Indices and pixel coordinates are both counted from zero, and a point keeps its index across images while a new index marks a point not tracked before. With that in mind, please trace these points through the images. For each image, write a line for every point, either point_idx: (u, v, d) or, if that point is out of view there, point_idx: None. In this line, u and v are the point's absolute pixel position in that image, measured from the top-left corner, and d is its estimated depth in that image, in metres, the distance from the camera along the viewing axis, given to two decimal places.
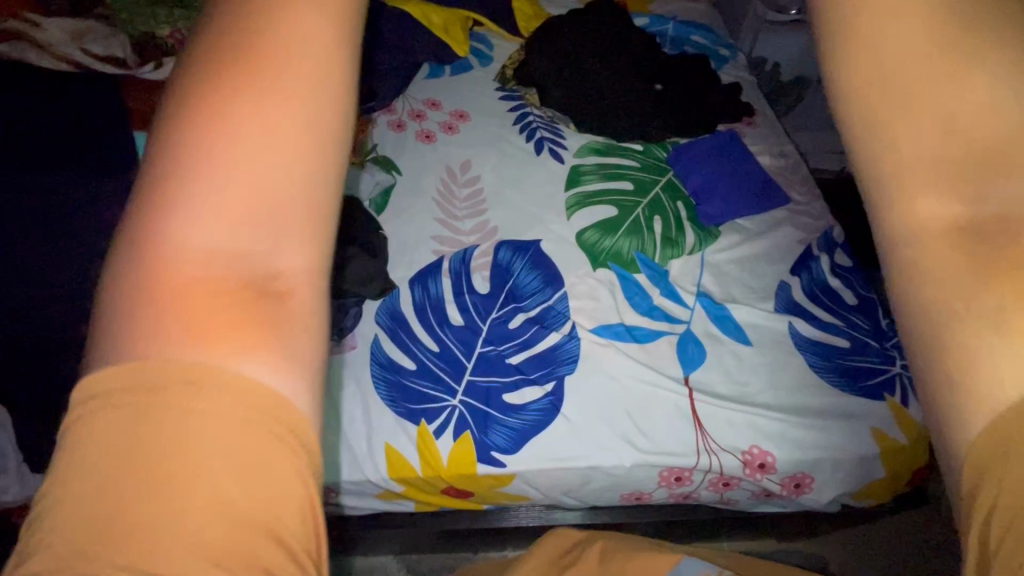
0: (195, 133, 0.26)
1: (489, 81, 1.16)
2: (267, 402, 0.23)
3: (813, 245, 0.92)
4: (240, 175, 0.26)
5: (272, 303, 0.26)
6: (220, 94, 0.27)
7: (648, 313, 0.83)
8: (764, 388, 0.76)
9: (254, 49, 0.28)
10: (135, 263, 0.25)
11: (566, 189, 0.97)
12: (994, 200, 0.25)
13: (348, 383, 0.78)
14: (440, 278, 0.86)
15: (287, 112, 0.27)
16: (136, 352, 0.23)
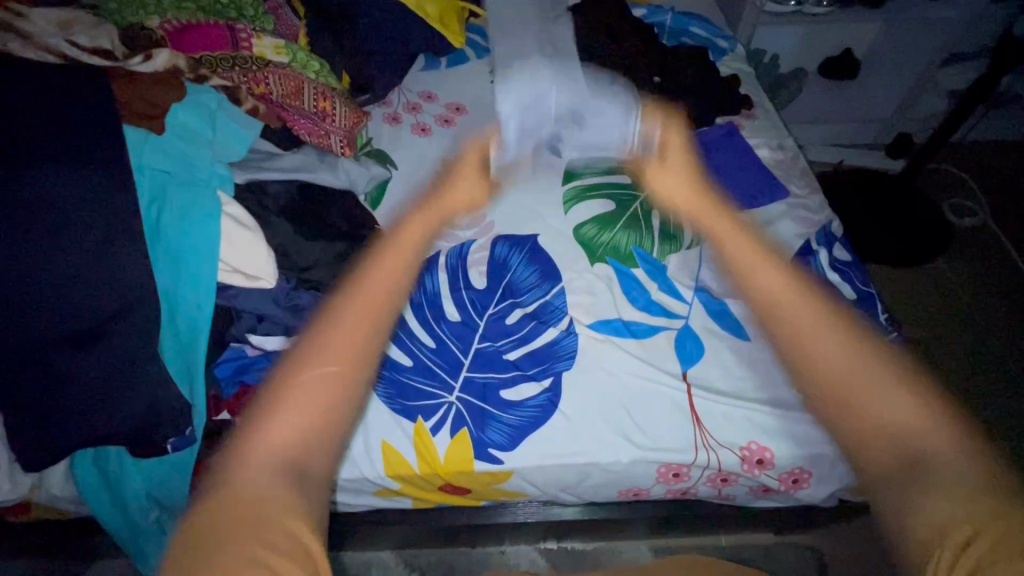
0: (306, 340, 0.45)
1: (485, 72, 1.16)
2: (295, 516, 0.39)
3: (812, 239, 0.91)
4: (318, 373, 0.43)
5: (313, 478, 0.42)
6: (323, 322, 0.45)
7: (646, 308, 0.83)
8: (762, 383, 0.76)
9: (352, 291, 0.47)
10: (251, 423, 0.42)
11: (564, 181, 0.96)
12: (910, 431, 0.49)
13: None
14: (436, 273, 0.85)
15: (346, 353, 0.44)
16: (236, 477, 0.40)
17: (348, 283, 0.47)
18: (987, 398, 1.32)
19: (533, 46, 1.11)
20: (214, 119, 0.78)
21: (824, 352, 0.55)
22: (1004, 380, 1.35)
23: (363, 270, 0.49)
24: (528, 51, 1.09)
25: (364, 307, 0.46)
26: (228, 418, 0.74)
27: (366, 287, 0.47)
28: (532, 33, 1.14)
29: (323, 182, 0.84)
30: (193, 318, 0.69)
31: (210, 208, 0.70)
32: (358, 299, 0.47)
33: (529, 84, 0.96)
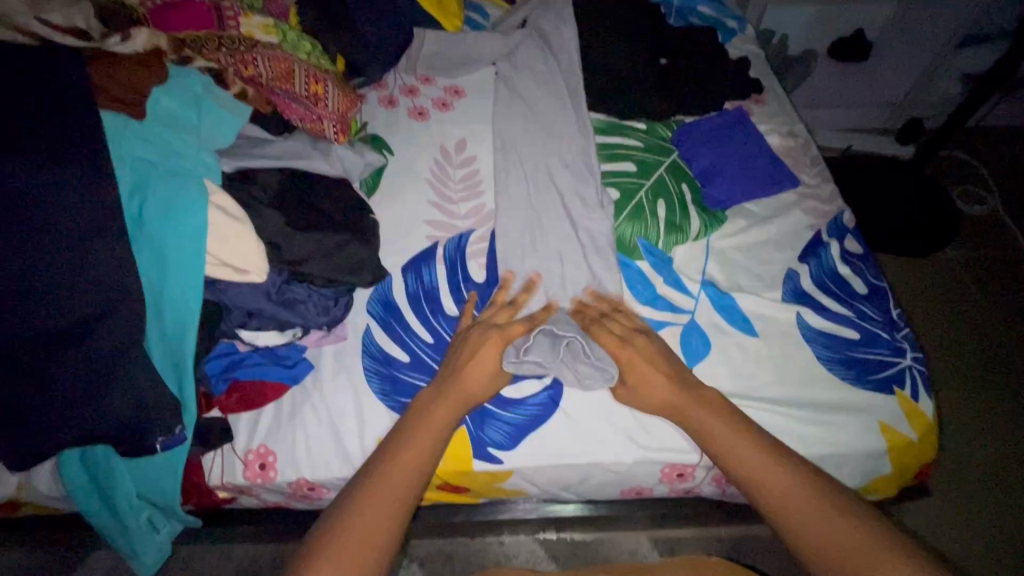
0: (345, 508, 0.56)
1: (491, 41, 1.07)
2: None
3: (822, 231, 0.88)
4: (348, 541, 0.53)
5: None
6: (362, 493, 0.56)
7: (650, 303, 0.80)
8: (770, 381, 0.74)
9: (385, 465, 0.59)
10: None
11: (572, 165, 0.90)
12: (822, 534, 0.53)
13: (339, 375, 0.75)
14: (434, 266, 0.83)
15: (377, 532, 0.54)
16: None
17: (387, 460, 0.60)
18: (1003, 387, 1.28)
19: (536, 54, 1.04)
20: (199, 102, 0.74)
21: (800, 514, 0.54)
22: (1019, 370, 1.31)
23: (387, 460, 0.59)
24: (532, 63, 1.03)
25: (394, 475, 0.58)
26: (219, 414, 0.73)
27: (392, 472, 0.58)
28: (535, 39, 1.06)
29: (316, 169, 0.80)
30: (181, 313, 0.67)
31: (196, 198, 0.66)
32: (389, 471, 0.58)
33: (530, 109, 0.97)
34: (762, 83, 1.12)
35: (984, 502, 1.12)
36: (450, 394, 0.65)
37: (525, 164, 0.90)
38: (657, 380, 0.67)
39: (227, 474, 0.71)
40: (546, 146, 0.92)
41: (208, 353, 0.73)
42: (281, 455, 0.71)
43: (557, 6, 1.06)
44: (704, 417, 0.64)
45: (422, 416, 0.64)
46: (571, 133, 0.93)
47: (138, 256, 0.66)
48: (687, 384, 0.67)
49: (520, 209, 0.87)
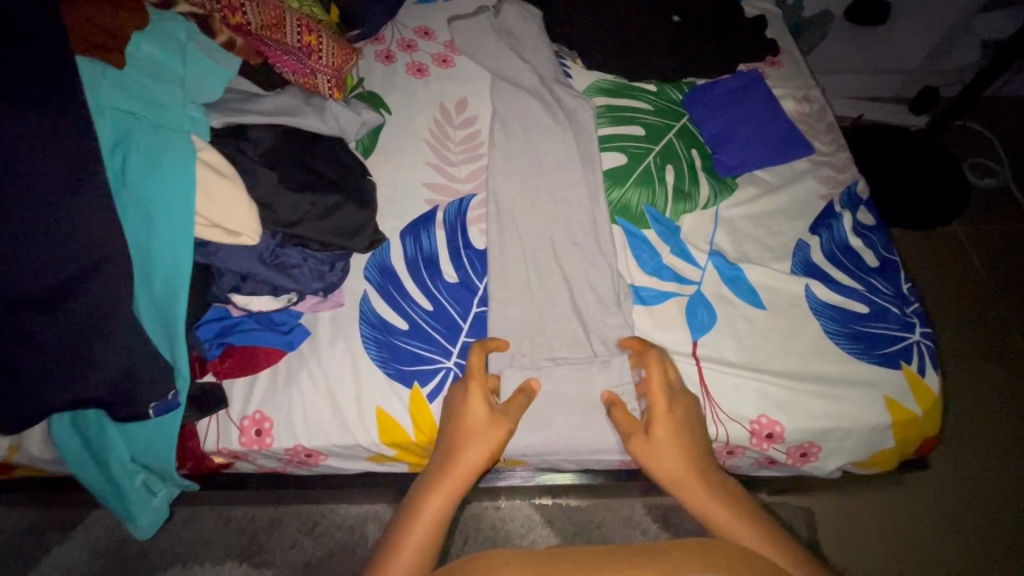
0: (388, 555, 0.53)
1: (490, 30, 0.98)
2: None
3: (835, 202, 0.86)
4: None
5: None
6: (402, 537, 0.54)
7: (655, 273, 0.78)
8: (776, 354, 0.72)
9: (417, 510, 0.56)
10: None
11: (577, 221, 0.80)
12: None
13: (336, 342, 0.73)
14: (433, 230, 0.81)
15: None
16: None
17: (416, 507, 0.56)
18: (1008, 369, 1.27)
19: (538, 88, 0.92)
20: (183, 52, 0.70)
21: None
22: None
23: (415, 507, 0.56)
24: (534, 105, 0.90)
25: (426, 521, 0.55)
26: (214, 379, 0.71)
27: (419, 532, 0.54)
28: (540, 73, 0.95)
29: (310, 127, 0.76)
30: (171, 276, 0.64)
31: (183, 154, 0.63)
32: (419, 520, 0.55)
33: (530, 157, 0.85)
34: (778, 44, 1.07)
35: (984, 480, 1.13)
36: (450, 476, 0.57)
37: (527, 247, 0.79)
38: (674, 460, 0.59)
39: (222, 440, 0.70)
40: (553, 218, 0.81)
41: (199, 318, 0.71)
42: (277, 421, 0.70)
43: (536, 41, 0.98)
44: (721, 512, 0.55)
45: (419, 504, 0.56)
46: (579, 200, 0.82)
47: (122, 214, 0.63)
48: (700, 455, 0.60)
49: (524, 243, 0.79)
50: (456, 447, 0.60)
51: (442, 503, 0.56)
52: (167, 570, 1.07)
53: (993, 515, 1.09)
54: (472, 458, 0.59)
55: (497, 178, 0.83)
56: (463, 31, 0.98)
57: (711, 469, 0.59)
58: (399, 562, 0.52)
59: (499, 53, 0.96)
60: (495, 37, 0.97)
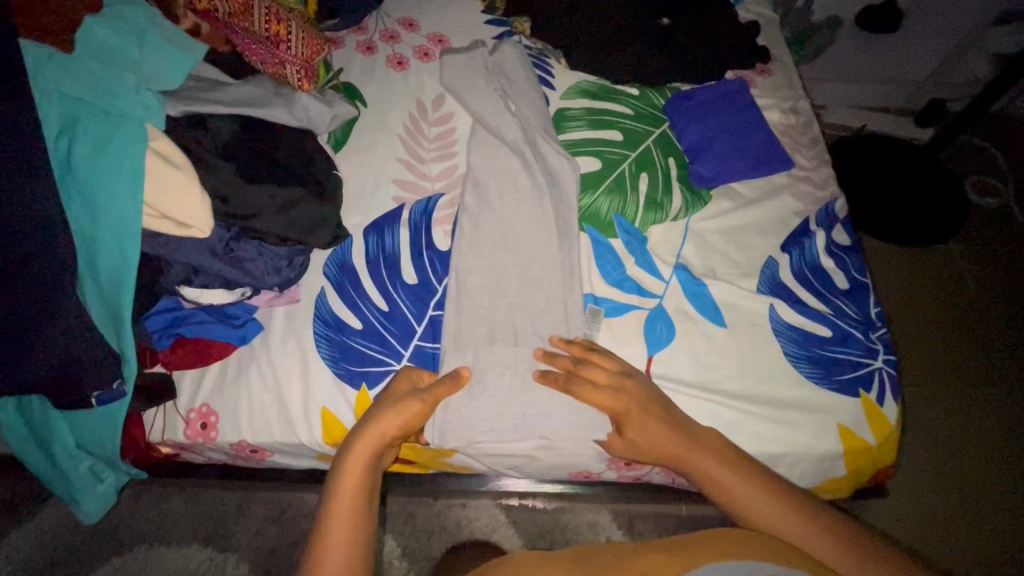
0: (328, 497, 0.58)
1: (479, 58, 0.94)
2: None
3: (810, 220, 0.83)
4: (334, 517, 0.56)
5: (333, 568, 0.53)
6: (334, 482, 0.59)
7: (617, 284, 0.77)
8: (732, 374, 0.71)
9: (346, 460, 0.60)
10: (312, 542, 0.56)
11: (548, 300, 0.74)
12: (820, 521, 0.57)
13: (288, 338, 0.72)
14: (397, 229, 0.81)
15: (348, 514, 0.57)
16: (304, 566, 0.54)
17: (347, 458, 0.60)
18: (996, 386, 1.27)
19: (519, 144, 0.84)
20: (140, 38, 0.68)
21: (786, 525, 0.56)
22: (1017, 369, 1.30)
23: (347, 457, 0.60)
24: (514, 164, 0.82)
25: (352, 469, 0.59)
26: (164, 370, 0.71)
27: (348, 479, 0.59)
28: (526, 122, 0.87)
29: (275, 118, 0.75)
30: (116, 264, 0.63)
31: (133, 142, 0.62)
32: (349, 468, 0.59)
33: (503, 228, 0.78)
34: (769, 52, 1.05)
35: (970, 499, 1.14)
36: (352, 474, 0.59)
37: (493, 326, 0.73)
38: (659, 433, 0.63)
39: (168, 432, 0.70)
40: (522, 300, 0.74)
41: (149, 308, 0.70)
42: (223, 416, 0.70)
43: (531, 88, 0.92)
44: (739, 486, 0.59)
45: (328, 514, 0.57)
46: (553, 286, 0.74)
47: (67, 201, 0.62)
48: (677, 431, 0.63)
49: (491, 320, 0.73)
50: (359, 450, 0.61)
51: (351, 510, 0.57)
52: (133, 549, 1.08)
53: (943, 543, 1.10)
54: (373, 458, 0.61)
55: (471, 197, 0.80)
56: (455, 65, 0.94)
57: (689, 425, 0.64)
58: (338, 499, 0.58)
59: (485, 94, 0.89)
60: (485, 76, 0.92)
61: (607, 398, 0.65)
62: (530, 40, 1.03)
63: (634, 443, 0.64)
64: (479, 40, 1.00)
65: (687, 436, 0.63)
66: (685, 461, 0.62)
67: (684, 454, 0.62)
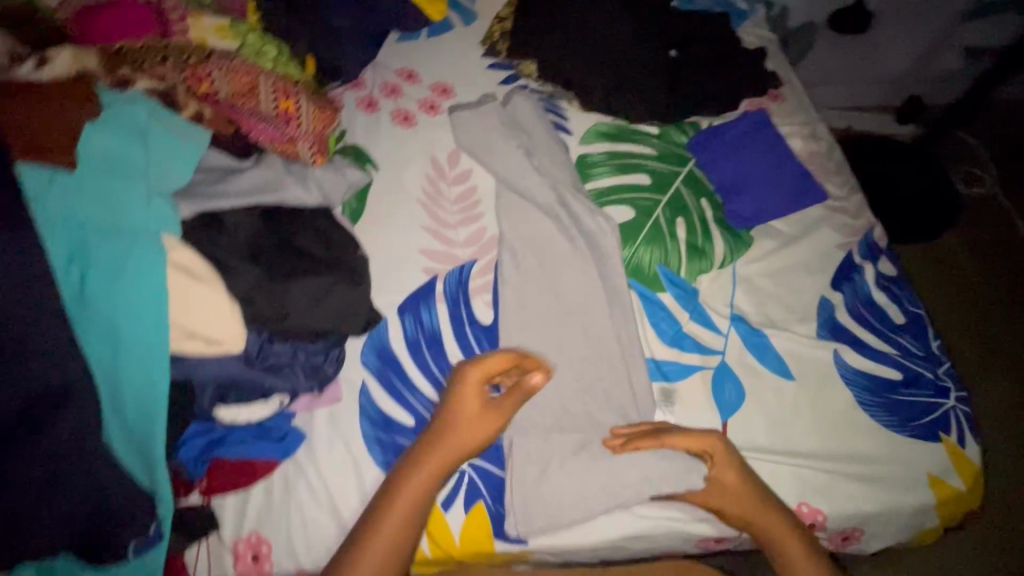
0: (408, 465, 0.62)
1: (494, 112, 0.89)
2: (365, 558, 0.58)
3: (854, 252, 0.82)
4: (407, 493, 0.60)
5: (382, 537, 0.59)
6: (418, 454, 0.62)
7: (676, 343, 0.73)
8: (809, 433, 0.68)
9: (437, 432, 0.63)
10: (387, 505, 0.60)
11: (611, 373, 0.70)
12: None
13: (335, 445, 0.66)
14: (434, 306, 0.75)
15: (417, 495, 0.60)
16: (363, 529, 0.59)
17: (438, 429, 0.63)
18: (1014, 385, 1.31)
19: (553, 207, 0.81)
20: (144, 137, 0.62)
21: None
22: None
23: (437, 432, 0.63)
24: (551, 230, 0.79)
25: (436, 447, 0.62)
26: (200, 499, 0.64)
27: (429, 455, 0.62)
28: (554, 181, 0.84)
29: (293, 201, 0.68)
30: (143, 398, 0.56)
31: (152, 263, 0.57)
32: (435, 442, 0.62)
33: (549, 298, 0.75)
34: (779, 76, 1.04)
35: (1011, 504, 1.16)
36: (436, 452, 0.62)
37: (558, 411, 0.68)
38: (743, 497, 0.63)
39: (214, 567, 0.63)
40: (585, 380, 0.70)
41: (179, 436, 0.63)
42: (276, 544, 0.63)
43: (547, 137, 0.89)
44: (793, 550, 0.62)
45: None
46: (613, 358, 0.71)
47: (82, 335, 0.56)
48: (772, 508, 0.63)
49: (556, 403, 0.68)
50: (381, 517, 0.59)
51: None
52: None
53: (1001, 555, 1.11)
54: (400, 516, 0.59)
55: (511, 270, 0.76)
56: (464, 122, 0.89)
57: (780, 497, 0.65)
58: (422, 468, 0.61)
59: (508, 154, 0.86)
60: (503, 132, 0.88)
61: (699, 441, 0.64)
62: (538, 83, 0.99)
63: (723, 487, 0.64)
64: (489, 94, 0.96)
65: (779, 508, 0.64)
66: (759, 525, 0.63)
67: (759, 517, 0.63)
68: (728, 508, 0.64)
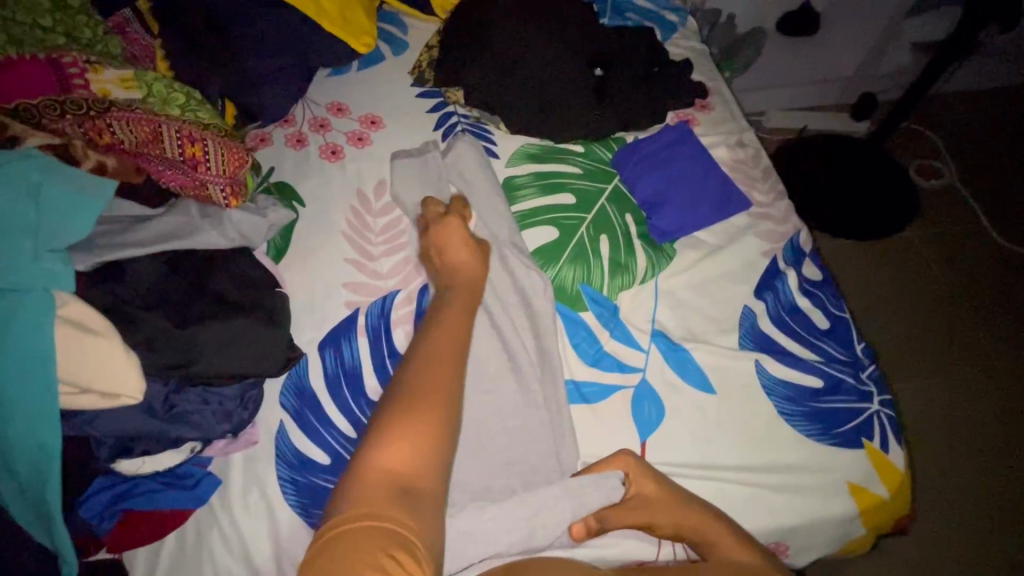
0: (443, 317, 0.63)
1: (437, 164, 0.88)
2: (432, 403, 0.52)
3: (779, 258, 0.82)
4: (447, 335, 0.60)
5: (437, 377, 0.54)
6: (456, 308, 0.65)
7: (596, 364, 0.73)
8: (729, 448, 0.68)
9: (460, 290, 0.68)
10: (427, 348, 0.57)
11: (536, 400, 0.68)
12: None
13: (250, 489, 0.65)
14: (355, 339, 0.75)
15: (457, 338, 0.60)
16: (413, 375, 0.54)
17: (460, 290, 0.68)
18: (989, 373, 1.31)
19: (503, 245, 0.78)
20: (37, 194, 0.62)
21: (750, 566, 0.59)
22: (997, 351, 1.35)
23: (452, 294, 0.67)
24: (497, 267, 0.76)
25: (464, 303, 0.66)
26: (110, 553, 0.64)
27: (454, 309, 0.64)
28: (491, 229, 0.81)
29: (203, 246, 0.69)
30: (37, 459, 0.57)
31: (37, 319, 0.57)
32: (463, 296, 0.67)
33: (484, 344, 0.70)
34: (706, 86, 1.05)
35: (975, 492, 1.17)
36: (460, 306, 0.65)
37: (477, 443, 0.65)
38: (664, 503, 0.62)
39: None
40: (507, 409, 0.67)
41: (81, 493, 0.63)
42: None
43: (474, 166, 0.88)
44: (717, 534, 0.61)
45: (381, 441, 0.48)
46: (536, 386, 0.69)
47: None
48: (695, 510, 0.62)
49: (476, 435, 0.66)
50: (422, 372, 0.54)
51: (416, 444, 0.49)
52: None
53: (970, 549, 1.11)
54: (437, 367, 0.55)
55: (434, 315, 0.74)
56: (407, 176, 0.87)
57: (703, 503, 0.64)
58: (451, 316, 0.63)
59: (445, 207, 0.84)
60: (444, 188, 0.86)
61: (610, 462, 0.64)
62: (466, 109, 0.99)
63: (646, 501, 0.62)
64: (430, 142, 0.93)
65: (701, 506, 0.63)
66: (684, 530, 0.62)
67: (683, 521, 0.62)
68: (656, 520, 0.62)
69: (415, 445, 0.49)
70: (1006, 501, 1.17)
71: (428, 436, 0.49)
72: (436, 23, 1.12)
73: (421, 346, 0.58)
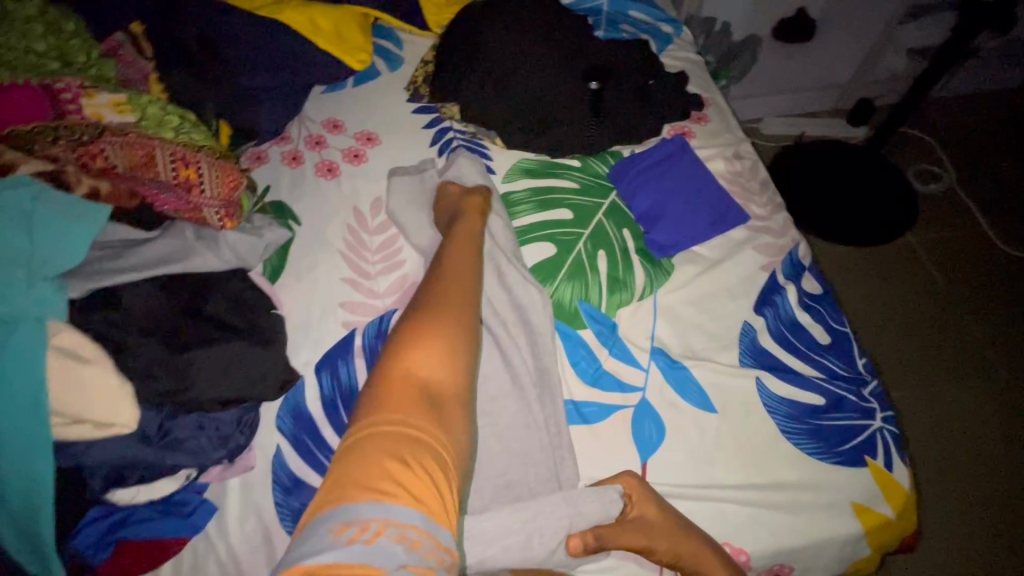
0: (447, 265, 0.66)
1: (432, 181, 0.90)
2: (441, 331, 0.55)
3: (778, 273, 0.81)
4: (450, 279, 0.63)
5: (444, 311, 0.57)
6: (456, 257, 0.69)
7: (595, 382, 0.72)
8: (730, 468, 0.67)
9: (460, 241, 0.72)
10: (433, 290, 0.61)
11: (533, 421, 0.68)
12: None
13: (247, 516, 0.65)
14: (351, 360, 0.74)
15: (461, 280, 0.64)
16: (420, 311, 0.57)
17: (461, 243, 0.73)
18: (987, 380, 1.31)
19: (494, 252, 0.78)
20: (29, 221, 0.62)
21: None
22: (994, 353, 1.35)
23: (452, 244, 0.71)
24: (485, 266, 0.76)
25: (466, 252, 0.70)
26: None
27: (454, 257, 0.68)
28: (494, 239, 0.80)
29: (199, 268, 0.68)
30: (30, 490, 0.56)
31: (29, 348, 0.57)
32: (464, 247, 0.71)
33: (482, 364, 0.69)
34: (702, 98, 1.05)
35: (977, 497, 1.17)
36: (460, 254, 0.69)
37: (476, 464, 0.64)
38: (666, 529, 0.61)
39: None
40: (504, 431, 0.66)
41: (77, 522, 0.62)
42: None
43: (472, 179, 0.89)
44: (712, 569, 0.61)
45: (399, 360, 0.51)
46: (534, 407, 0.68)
47: None
48: (694, 541, 0.61)
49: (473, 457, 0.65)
50: (428, 308, 0.57)
51: (433, 364, 0.52)
52: None
53: (973, 555, 1.11)
54: (443, 303, 0.58)
55: None
56: (401, 193, 0.88)
57: (704, 531, 0.63)
58: (452, 263, 0.67)
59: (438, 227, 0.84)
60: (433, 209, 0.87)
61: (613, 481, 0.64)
62: (461, 124, 0.99)
63: (648, 525, 0.61)
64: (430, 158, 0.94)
65: (702, 537, 0.62)
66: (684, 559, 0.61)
67: (683, 549, 0.61)
68: (655, 545, 0.61)
69: (432, 363, 0.52)
70: (1008, 504, 1.16)
71: (441, 356, 0.53)
72: (431, 39, 1.12)
73: (428, 288, 0.61)
